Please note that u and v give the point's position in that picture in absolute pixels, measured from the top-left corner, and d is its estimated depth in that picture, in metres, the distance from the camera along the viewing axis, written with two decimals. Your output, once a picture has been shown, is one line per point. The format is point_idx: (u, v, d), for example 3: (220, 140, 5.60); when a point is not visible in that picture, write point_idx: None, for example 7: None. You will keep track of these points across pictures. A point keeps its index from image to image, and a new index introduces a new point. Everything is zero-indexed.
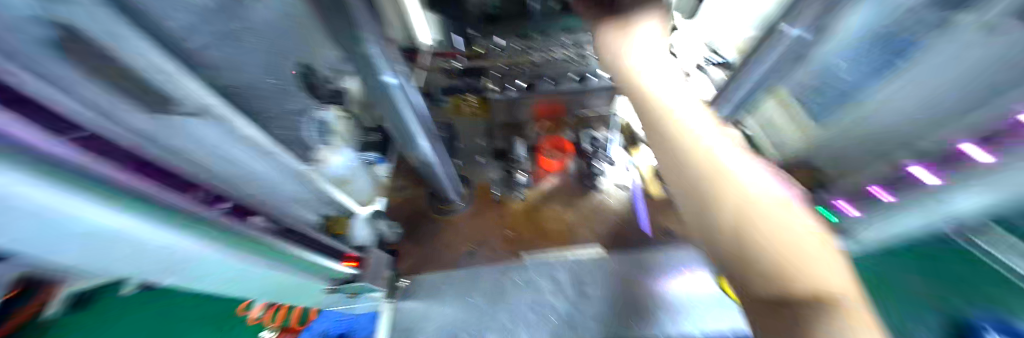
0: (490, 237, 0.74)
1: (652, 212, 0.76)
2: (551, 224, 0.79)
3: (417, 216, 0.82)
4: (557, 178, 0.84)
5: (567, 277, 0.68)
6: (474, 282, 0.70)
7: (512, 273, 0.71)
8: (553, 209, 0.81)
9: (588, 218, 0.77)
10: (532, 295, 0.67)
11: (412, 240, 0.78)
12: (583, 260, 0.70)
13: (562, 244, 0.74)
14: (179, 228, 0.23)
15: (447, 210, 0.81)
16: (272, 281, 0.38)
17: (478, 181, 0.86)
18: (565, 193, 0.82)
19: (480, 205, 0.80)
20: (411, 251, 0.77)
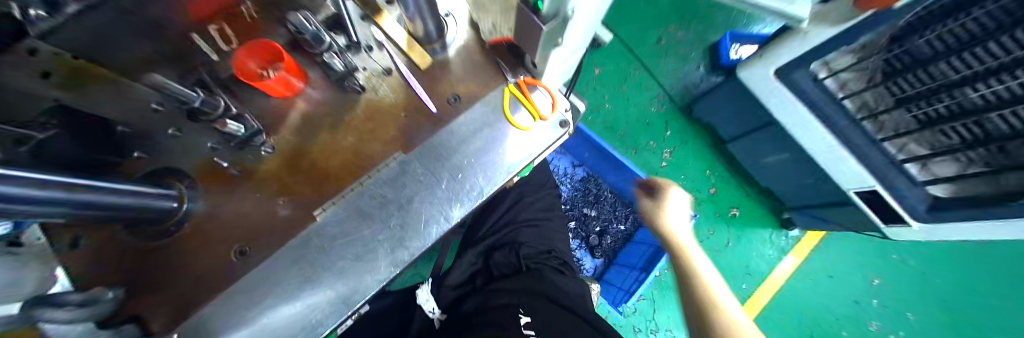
0: (260, 218, 0.46)
1: (460, 93, 0.52)
2: (331, 154, 0.50)
3: (131, 267, 0.42)
4: (306, 103, 0.50)
5: (386, 205, 0.49)
6: (273, 265, 0.43)
7: (312, 238, 0.45)
8: (326, 139, 0.50)
9: (371, 129, 0.51)
10: (361, 232, 0.47)
11: (142, 289, 0.42)
12: (397, 180, 0.50)
13: (352, 179, 0.49)
14: None
15: (176, 224, 0.44)
16: None
17: (192, 164, 0.46)
18: (332, 120, 0.51)
19: (218, 183, 0.46)
20: (157, 307, 0.41)
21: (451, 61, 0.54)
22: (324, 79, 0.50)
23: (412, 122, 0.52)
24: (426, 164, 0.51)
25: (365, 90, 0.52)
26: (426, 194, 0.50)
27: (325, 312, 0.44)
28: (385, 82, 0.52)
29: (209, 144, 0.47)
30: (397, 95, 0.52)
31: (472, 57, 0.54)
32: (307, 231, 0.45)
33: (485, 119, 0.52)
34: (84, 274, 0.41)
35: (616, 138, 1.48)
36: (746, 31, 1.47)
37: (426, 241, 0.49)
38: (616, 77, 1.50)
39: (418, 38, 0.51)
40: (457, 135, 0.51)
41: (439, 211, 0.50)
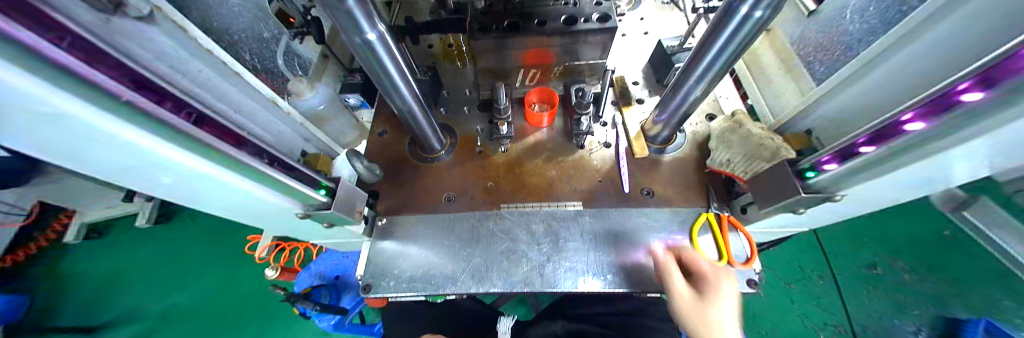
0: (471, 184, 0.64)
1: (656, 190, 0.58)
2: (531, 173, 0.65)
3: (400, 163, 0.68)
4: (541, 133, 0.69)
5: (544, 235, 0.56)
6: (454, 224, 0.59)
7: (490, 221, 0.59)
8: (535, 161, 0.66)
9: (573, 174, 0.63)
10: (510, 242, 0.56)
11: (390, 185, 0.65)
12: (563, 221, 0.57)
13: (541, 199, 0.61)
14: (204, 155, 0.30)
15: (432, 158, 0.67)
16: (243, 201, 0.39)
17: (463, 132, 0.71)
18: (548, 153, 0.66)
19: (462, 152, 0.68)
20: (394, 195, 0.64)
21: (664, 164, 0.61)
22: (564, 129, 0.69)
23: (598, 187, 0.60)
24: (596, 227, 0.56)
25: (583, 149, 0.65)
26: (580, 247, 0.54)
27: (460, 281, 0.53)
28: (598, 149, 0.65)
29: (477, 127, 0.71)
30: (603, 162, 0.63)
31: (683, 165, 0.60)
32: (495, 213, 0.60)
33: (670, 224, 0.54)
34: (377, 154, 0.69)
35: None
36: None
37: (556, 288, 0.51)
38: (806, 271, 1.12)
39: (648, 137, 0.62)
40: (633, 220, 0.56)
41: (583, 274, 0.52)
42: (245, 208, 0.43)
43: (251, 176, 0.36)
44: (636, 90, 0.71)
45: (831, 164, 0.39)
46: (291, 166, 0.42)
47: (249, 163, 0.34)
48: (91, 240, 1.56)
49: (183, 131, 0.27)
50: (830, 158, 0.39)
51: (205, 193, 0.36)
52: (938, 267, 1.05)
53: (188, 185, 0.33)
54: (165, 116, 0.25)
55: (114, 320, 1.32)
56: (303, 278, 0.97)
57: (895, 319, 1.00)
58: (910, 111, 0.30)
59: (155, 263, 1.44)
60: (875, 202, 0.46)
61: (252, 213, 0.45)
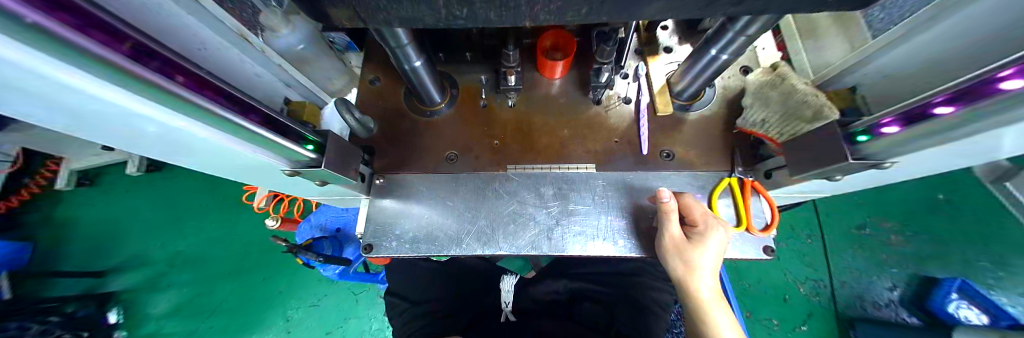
0: (476, 142, 0.59)
1: (676, 152, 0.54)
2: (538, 129, 0.59)
3: (395, 116, 0.61)
4: (553, 84, 0.61)
5: (553, 197, 0.53)
6: (457, 184, 0.55)
7: (497, 182, 0.55)
8: (545, 117, 0.60)
9: (586, 133, 0.57)
10: (516, 204, 0.54)
11: (386, 141, 0.59)
12: (574, 184, 0.54)
13: (552, 161, 0.57)
14: (169, 101, 0.24)
15: (431, 113, 0.60)
16: (216, 151, 0.34)
17: (464, 83, 0.63)
18: (561, 111, 0.60)
19: (464, 107, 0.61)
20: (390, 152, 0.58)
21: (687, 123, 0.56)
22: (578, 77, 0.61)
23: (611, 146, 0.56)
24: (609, 189, 0.53)
25: (600, 104, 0.59)
26: (590, 210, 0.52)
27: (465, 242, 0.52)
28: (614, 105, 0.58)
29: (481, 77, 0.63)
30: (620, 119, 0.57)
31: (708, 125, 0.55)
32: (501, 175, 0.55)
33: (688, 187, 0.51)
34: (369, 106, 0.62)
35: (747, 295, 1.09)
36: None
37: (564, 251, 0.50)
38: (796, 233, 1.16)
39: (674, 93, 0.56)
40: (649, 181, 0.52)
41: (592, 236, 0.51)
42: (225, 161, 0.38)
43: (226, 129, 0.30)
44: (664, 36, 0.61)
45: (891, 127, 0.33)
46: (274, 116, 0.36)
47: (214, 110, 0.27)
48: (82, 188, 1.53)
49: (134, 74, 0.20)
50: (892, 120, 0.33)
51: (151, 137, 0.29)
52: (921, 230, 1.10)
53: (127, 126, 0.25)
54: (118, 58, 0.19)
55: (121, 266, 1.36)
56: (303, 230, 0.98)
57: (875, 275, 1.06)
58: (1017, 65, 0.23)
59: (153, 215, 1.44)
60: (913, 168, 0.43)
61: (210, 160, 0.37)
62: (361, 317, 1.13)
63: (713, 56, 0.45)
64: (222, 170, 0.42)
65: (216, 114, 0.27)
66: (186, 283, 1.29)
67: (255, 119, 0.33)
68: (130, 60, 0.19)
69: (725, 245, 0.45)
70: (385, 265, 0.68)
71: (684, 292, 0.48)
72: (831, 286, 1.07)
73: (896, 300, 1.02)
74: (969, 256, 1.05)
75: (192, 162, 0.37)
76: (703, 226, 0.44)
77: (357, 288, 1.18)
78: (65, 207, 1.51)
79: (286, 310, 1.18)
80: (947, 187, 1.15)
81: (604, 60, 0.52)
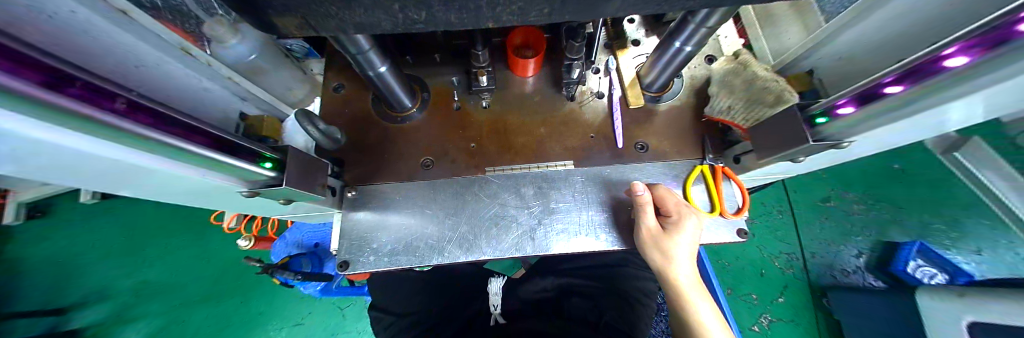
0: (452, 146, 0.57)
1: (651, 144, 0.54)
2: (514, 129, 0.58)
3: (364, 125, 0.59)
4: (526, 83, 0.61)
5: (534, 196, 0.53)
6: (435, 192, 0.54)
7: (475, 186, 0.54)
8: (520, 116, 0.59)
9: (562, 130, 0.57)
10: (498, 207, 0.53)
11: (356, 151, 0.57)
12: (554, 182, 0.53)
13: (530, 160, 0.56)
14: (103, 132, 0.22)
15: (403, 119, 0.58)
16: (156, 178, 0.31)
17: (435, 86, 0.61)
18: (536, 109, 0.59)
19: (436, 111, 0.60)
20: (361, 162, 0.56)
21: (659, 114, 0.56)
22: (551, 74, 0.61)
23: (587, 142, 0.56)
24: (588, 185, 0.53)
25: (574, 100, 0.59)
26: (570, 207, 0.52)
27: (447, 250, 0.51)
28: (587, 100, 0.59)
29: (452, 78, 0.61)
30: (593, 113, 0.57)
31: (679, 115, 0.56)
32: (480, 178, 0.54)
33: (663, 177, 0.51)
34: (336, 115, 0.59)
35: (729, 273, 1.14)
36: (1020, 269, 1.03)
37: (548, 250, 0.50)
38: (771, 210, 1.22)
39: (645, 85, 0.56)
40: (624, 174, 0.53)
41: (572, 233, 0.51)
42: (168, 184, 0.34)
43: (172, 154, 0.28)
44: (631, 29, 0.61)
45: (846, 108, 0.34)
46: (224, 135, 0.33)
47: (149, 135, 0.24)
48: (32, 221, 1.40)
49: (60, 107, 0.18)
50: (847, 101, 0.34)
51: (61, 167, 0.25)
52: (881, 198, 1.18)
53: (33, 158, 0.22)
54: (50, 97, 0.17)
55: (81, 302, 1.25)
56: (279, 248, 0.93)
57: (842, 244, 1.13)
58: (959, 43, 0.24)
59: (114, 244, 1.34)
60: (868, 145, 0.45)
61: (136, 184, 0.33)
62: (350, 331, 1.10)
63: (679, 47, 0.45)
64: (170, 194, 0.39)
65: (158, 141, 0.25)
66: (157, 314, 1.21)
67: (200, 140, 0.30)
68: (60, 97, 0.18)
69: (699, 232, 0.46)
70: (368, 279, 0.66)
71: (665, 281, 0.49)
72: (802, 258, 1.14)
73: (862, 266, 1.09)
74: (924, 219, 1.14)
75: (132, 189, 0.34)
76: (676, 216, 0.45)
77: (340, 302, 1.14)
78: (13, 243, 1.38)
79: (268, 331, 1.13)
80: (901, 156, 1.24)
81: (575, 55, 0.51)
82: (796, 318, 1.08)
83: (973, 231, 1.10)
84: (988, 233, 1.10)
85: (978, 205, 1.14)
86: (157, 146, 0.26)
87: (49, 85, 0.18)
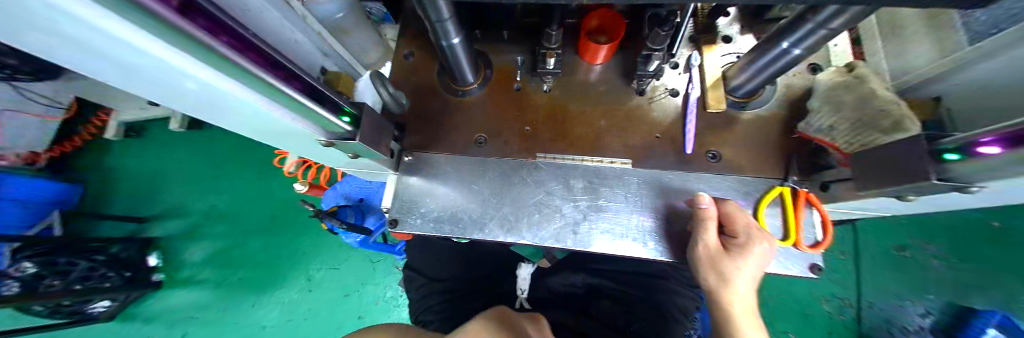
0: (507, 128, 0.57)
1: (724, 155, 0.50)
2: (574, 118, 0.56)
3: (425, 92, 0.59)
4: (595, 71, 0.58)
5: (583, 191, 0.51)
6: (484, 169, 0.54)
7: (527, 170, 0.54)
8: (583, 104, 0.56)
9: (625, 126, 0.54)
10: (546, 194, 0.52)
11: (415, 118, 0.58)
12: (606, 179, 0.51)
13: (586, 152, 0.54)
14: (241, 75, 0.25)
15: (463, 92, 0.58)
16: (258, 117, 0.34)
17: (499, 64, 0.60)
18: (600, 99, 0.56)
19: (497, 88, 0.59)
20: (420, 129, 0.57)
21: (739, 123, 0.51)
22: (623, 63, 0.57)
23: (651, 140, 0.52)
24: (645, 188, 0.50)
25: (644, 95, 0.55)
26: (623, 208, 0.50)
27: (490, 228, 0.51)
28: (658, 97, 0.54)
29: (517, 57, 0.59)
30: (664, 112, 0.53)
31: (763, 127, 0.50)
32: (531, 163, 0.54)
33: (732, 193, 0.47)
34: (399, 79, 0.60)
35: (763, 305, 1.06)
36: None
37: (589, 247, 0.49)
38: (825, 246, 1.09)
39: (729, 90, 0.51)
40: (689, 183, 0.49)
41: (620, 234, 0.49)
42: (262, 123, 0.38)
43: (283, 101, 0.30)
44: (723, 23, 0.55)
45: (990, 147, 0.28)
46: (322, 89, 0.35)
47: (262, 77, 0.26)
48: (129, 139, 1.63)
49: (218, 52, 0.20)
50: (995, 139, 0.28)
51: (199, 99, 0.29)
52: (969, 258, 1.01)
53: (182, 88, 0.25)
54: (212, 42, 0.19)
55: (162, 214, 1.46)
56: (330, 197, 1.00)
57: (907, 300, 1.00)
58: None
59: (190, 171, 1.53)
60: (1010, 197, 0.37)
61: (237, 119, 0.36)
62: (378, 283, 1.19)
63: (786, 49, 0.40)
64: (263, 134, 0.42)
65: (279, 89, 0.28)
66: (218, 236, 1.39)
67: (296, 86, 0.31)
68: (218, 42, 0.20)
69: (766, 260, 0.41)
70: (407, 241, 0.70)
71: (712, 303, 0.46)
72: (856, 305, 1.03)
73: (928, 328, 0.97)
74: (1020, 290, 0.97)
75: (235, 123, 0.37)
76: (744, 238, 0.41)
77: (375, 256, 1.23)
78: (115, 156, 1.62)
79: (309, 270, 1.25)
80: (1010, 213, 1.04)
81: (657, 46, 0.47)
82: None
83: None
84: None
85: None
86: (278, 93, 0.29)
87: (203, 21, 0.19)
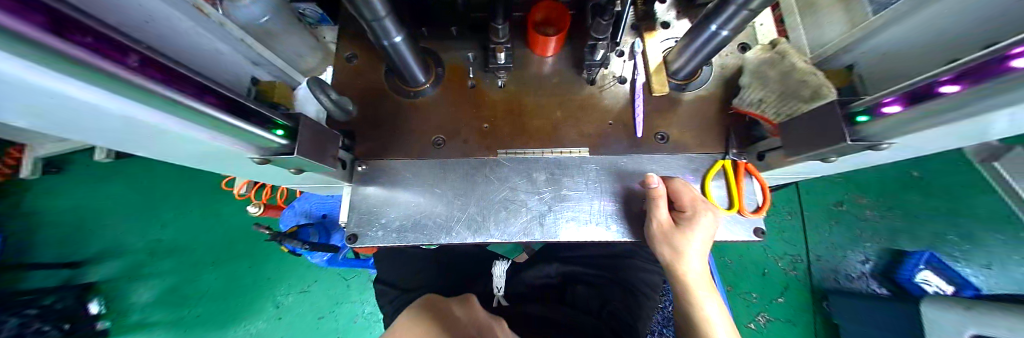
0: (464, 126, 0.56)
1: (672, 135, 0.52)
2: (530, 110, 0.56)
3: (374, 97, 0.57)
4: (547, 63, 0.58)
5: (546, 182, 0.52)
6: (445, 171, 0.53)
7: (488, 168, 0.53)
8: (537, 96, 0.57)
9: (580, 116, 0.55)
10: (508, 190, 0.52)
11: (367, 125, 0.55)
12: (567, 168, 0.52)
13: (543, 145, 0.54)
14: (140, 93, 0.22)
15: (416, 94, 0.56)
16: (171, 138, 0.31)
17: (450, 62, 0.58)
18: (554, 91, 0.57)
19: (450, 88, 0.58)
20: (372, 135, 0.55)
21: (683, 104, 0.54)
22: (573, 52, 0.58)
23: (604, 128, 0.54)
24: (603, 173, 0.51)
25: (595, 85, 0.56)
26: (583, 195, 0.51)
27: (454, 231, 0.50)
28: (608, 85, 0.56)
29: (468, 54, 0.58)
30: (614, 98, 0.55)
31: (704, 106, 0.53)
32: (492, 160, 0.53)
33: (682, 170, 0.50)
34: (346, 85, 0.57)
35: (730, 270, 1.14)
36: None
37: (556, 237, 0.50)
38: (779, 210, 1.19)
39: (671, 73, 0.53)
40: (642, 164, 0.51)
41: (582, 221, 0.50)
42: (180, 145, 0.34)
43: (198, 119, 0.28)
44: (661, 10, 0.57)
45: (892, 107, 0.32)
46: (245, 102, 0.33)
47: (156, 91, 0.23)
48: (49, 176, 1.43)
49: (97, 67, 0.18)
50: (894, 100, 0.32)
51: (84, 125, 0.25)
52: (895, 206, 1.15)
53: (60, 115, 0.22)
54: (89, 57, 0.17)
55: (100, 255, 1.30)
56: (287, 216, 0.94)
57: (849, 250, 1.12)
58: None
59: (128, 205, 1.37)
60: (907, 149, 0.42)
61: (143, 142, 0.32)
62: (354, 301, 1.14)
63: (714, 32, 0.42)
64: (185, 156, 0.39)
65: (186, 105, 0.25)
66: (169, 273, 1.26)
67: (208, 99, 0.28)
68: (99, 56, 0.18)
69: (713, 229, 0.44)
70: (374, 253, 0.67)
71: (673, 277, 0.48)
72: (807, 261, 1.13)
73: (868, 272, 1.09)
74: (937, 229, 1.12)
75: (142, 147, 0.33)
76: (690, 211, 0.43)
77: (347, 273, 1.17)
78: (32, 197, 1.42)
79: (276, 296, 1.17)
80: (922, 163, 1.19)
81: (601, 34, 0.48)
82: (794, 319, 1.09)
83: (983, 243, 1.09)
84: (1003, 248, 1.08)
85: (997, 218, 1.10)
86: (188, 110, 0.26)
87: (76, 34, 0.17)
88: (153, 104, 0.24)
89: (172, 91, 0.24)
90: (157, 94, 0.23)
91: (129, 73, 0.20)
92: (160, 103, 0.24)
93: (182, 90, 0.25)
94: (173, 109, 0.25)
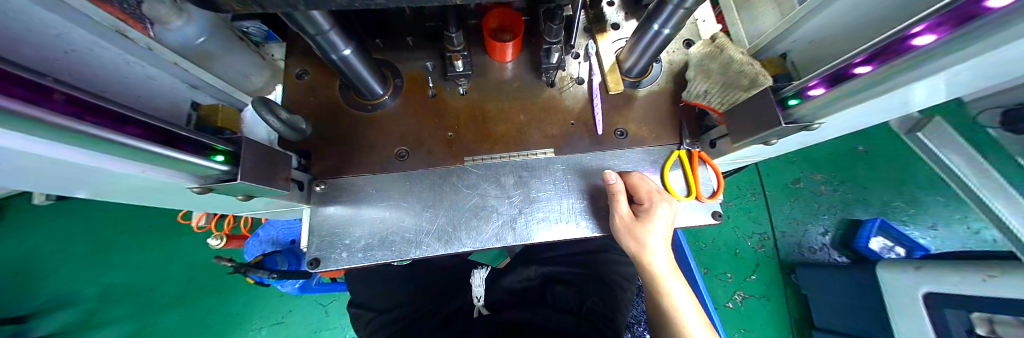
0: (428, 136, 0.55)
1: (630, 130, 0.54)
2: (492, 116, 0.56)
3: (329, 114, 0.55)
4: (506, 69, 0.58)
5: (514, 186, 0.52)
6: (411, 184, 0.52)
7: (454, 177, 0.52)
8: (496, 102, 0.57)
9: (543, 117, 0.56)
10: (477, 197, 0.51)
11: (326, 142, 0.54)
12: (534, 171, 0.52)
13: (509, 149, 0.54)
14: (61, 133, 0.20)
15: (375, 106, 0.55)
16: (88, 175, 0.28)
17: (408, 73, 0.58)
18: (515, 95, 0.57)
19: (410, 100, 0.57)
20: (331, 153, 0.53)
21: (638, 99, 0.56)
22: (529, 58, 0.59)
23: (562, 130, 0.55)
24: (569, 173, 0.52)
25: (554, 87, 0.57)
26: (552, 196, 0.51)
27: (426, 244, 0.49)
28: (567, 89, 0.57)
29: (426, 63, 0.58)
30: (572, 100, 0.56)
31: (657, 100, 0.56)
32: (459, 169, 0.53)
33: (641, 163, 0.51)
34: (300, 103, 0.55)
35: (706, 255, 1.19)
36: (966, 241, 1.12)
37: (529, 239, 0.50)
38: (745, 192, 1.25)
39: (625, 71, 0.55)
40: (603, 161, 0.52)
41: (548, 221, 0.50)
42: (99, 183, 0.31)
43: (127, 153, 0.26)
44: (610, 12, 0.59)
45: (817, 90, 0.34)
46: (177, 130, 0.30)
47: (84, 130, 0.21)
48: None
49: (24, 115, 0.17)
50: (818, 82, 0.33)
51: None
52: (847, 179, 1.24)
53: None
54: (15, 104, 0.16)
55: (40, 309, 1.17)
56: (252, 245, 0.90)
57: (811, 223, 1.19)
58: (927, 21, 0.24)
59: (74, 250, 1.25)
60: (844, 125, 0.45)
61: (61, 183, 0.29)
62: (335, 326, 1.09)
63: (657, 31, 0.44)
64: (114, 193, 0.35)
65: (113, 141, 0.23)
66: (126, 319, 1.15)
67: (135, 131, 0.26)
68: (24, 103, 0.17)
69: (673, 218, 0.46)
70: (345, 276, 0.64)
71: (644, 269, 0.49)
72: (774, 238, 1.19)
73: (828, 243, 1.16)
74: (886, 198, 1.21)
75: (53, 187, 0.30)
76: (648, 204, 0.45)
77: (324, 298, 1.12)
78: None
79: (247, 331, 1.10)
80: (866, 138, 1.29)
81: (553, 39, 0.49)
82: (767, 294, 1.15)
83: (927, 206, 1.18)
84: (943, 210, 1.18)
85: (936, 182, 1.21)
86: (114, 145, 0.24)
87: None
88: (68, 141, 0.21)
89: (96, 127, 0.22)
90: (82, 132, 0.21)
91: (55, 115, 0.19)
92: (79, 140, 0.22)
93: (109, 125, 0.23)
94: (93, 144, 0.23)
